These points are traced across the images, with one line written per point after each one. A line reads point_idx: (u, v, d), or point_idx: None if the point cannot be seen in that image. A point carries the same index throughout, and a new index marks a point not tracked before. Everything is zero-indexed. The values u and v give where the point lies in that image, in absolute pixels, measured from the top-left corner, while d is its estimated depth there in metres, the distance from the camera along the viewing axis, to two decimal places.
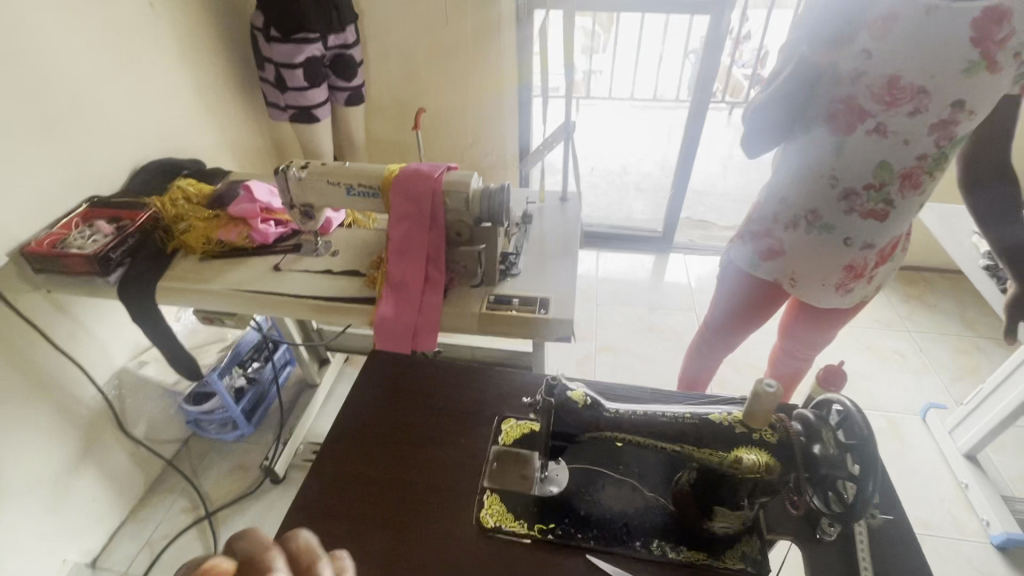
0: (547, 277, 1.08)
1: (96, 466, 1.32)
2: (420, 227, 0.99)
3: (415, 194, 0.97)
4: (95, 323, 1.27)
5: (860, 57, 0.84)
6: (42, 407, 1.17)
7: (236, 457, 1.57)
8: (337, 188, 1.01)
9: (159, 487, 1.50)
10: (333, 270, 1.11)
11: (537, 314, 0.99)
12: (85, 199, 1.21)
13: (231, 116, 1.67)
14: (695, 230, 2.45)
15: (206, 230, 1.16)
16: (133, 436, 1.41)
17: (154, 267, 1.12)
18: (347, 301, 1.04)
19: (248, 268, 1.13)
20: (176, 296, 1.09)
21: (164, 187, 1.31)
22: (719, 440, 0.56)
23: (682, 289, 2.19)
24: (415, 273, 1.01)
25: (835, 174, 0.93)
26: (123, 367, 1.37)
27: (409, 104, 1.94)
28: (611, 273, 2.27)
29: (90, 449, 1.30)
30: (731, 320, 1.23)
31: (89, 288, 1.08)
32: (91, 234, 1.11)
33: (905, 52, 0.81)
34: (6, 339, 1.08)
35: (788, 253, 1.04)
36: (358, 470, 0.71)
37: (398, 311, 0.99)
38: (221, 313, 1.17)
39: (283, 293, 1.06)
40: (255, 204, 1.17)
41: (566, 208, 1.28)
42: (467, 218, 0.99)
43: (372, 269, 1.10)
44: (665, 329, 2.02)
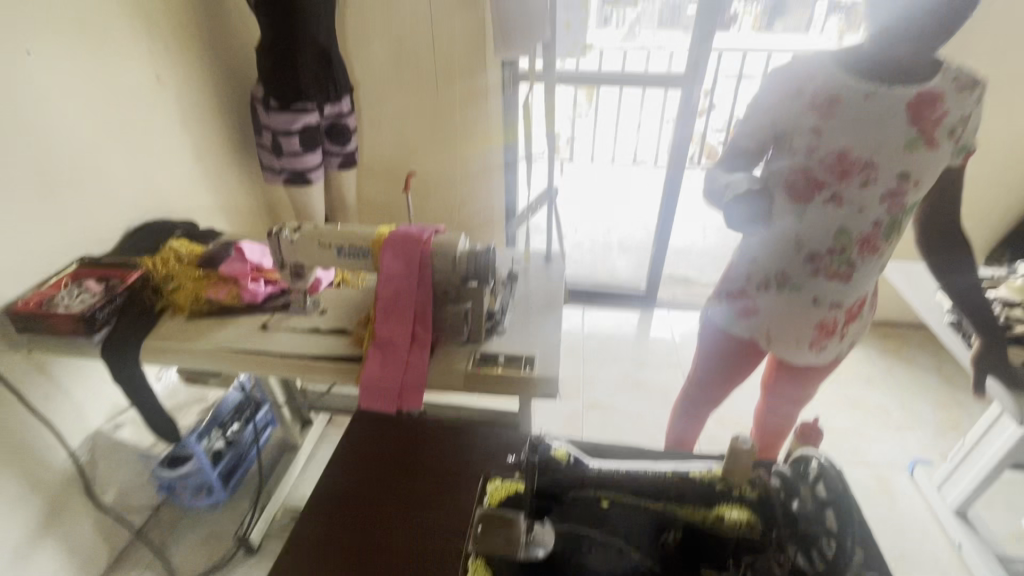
0: (532, 335, 1.10)
1: (59, 537, 1.25)
2: (407, 286, 1.02)
3: (403, 254, 1.01)
4: (73, 383, 1.25)
5: (811, 134, 0.92)
6: (9, 472, 1.13)
7: (209, 525, 1.49)
8: (328, 249, 1.04)
9: (124, 559, 1.42)
10: (321, 328, 1.12)
11: (522, 371, 1.00)
12: (75, 259, 1.23)
13: (226, 179, 1.72)
14: (677, 287, 2.52)
15: (196, 289, 1.17)
16: (101, 503, 1.34)
17: (141, 326, 1.12)
18: (335, 360, 1.05)
19: (236, 327, 1.13)
20: (161, 356, 1.09)
21: (155, 247, 1.33)
22: (701, 498, 0.58)
23: (667, 345, 2.22)
24: (402, 331, 1.02)
25: (798, 238, 1.00)
26: (98, 430, 1.33)
27: (399, 168, 2.03)
28: (596, 329, 2.30)
29: (54, 519, 1.23)
30: (714, 377, 1.25)
31: (72, 347, 1.08)
32: (79, 294, 1.11)
33: (851, 131, 0.89)
34: None
35: (761, 311, 1.09)
36: (338, 537, 0.70)
37: (384, 370, 1.00)
38: (205, 372, 1.16)
39: (270, 352, 1.06)
40: (245, 264, 1.20)
41: (550, 268, 1.33)
42: (453, 278, 1.03)
43: (359, 327, 1.11)
44: (651, 386, 2.03)
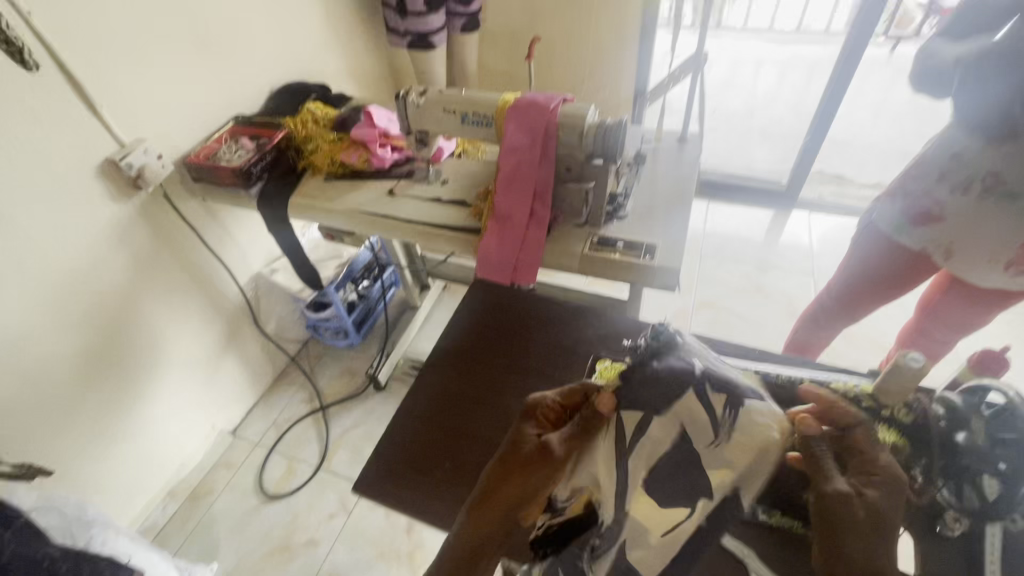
0: (656, 222, 1.03)
1: (236, 354, 1.54)
2: (529, 159, 0.97)
3: (528, 125, 0.95)
4: (237, 231, 1.44)
5: None
6: (198, 298, 1.38)
7: (346, 361, 1.75)
8: (453, 116, 1.01)
9: (284, 377, 1.73)
10: (442, 198, 1.15)
11: (641, 260, 0.95)
12: (231, 117, 1.34)
13: (354, 41, 1.71)
14: (826, 186, 2.18)
15: (331, 151, 1.24)
16: (264, 332, 1.62)
17: (287, 184, 1.23)
18: (454, 230, 1.08)
19: (366, 191, 1.19)
20: (304, 212, 1.20)
21: (295, 109, 1.40)
22: (840, 411, 0.52)
23: (802, 250, 1.99)
24: (521, 207, 1.01)
25: (1019, 128, 0.78)
26: (258, 273, 1.55)
27: (523, 32, 1.86)
28: (720, 226, 2.11)
29: (232, 339, 1.51)
30: (859, 289, 1.10)
31: (235, 198, 1.22)
32: (236, 150, 1.23)
33: None
34: (173, 237, 1.26)
35: (947, 220, 0.91)
36: (456, 389, 0.77)
37: (502, 245, 1.00)
38: (341, 230, 1.27)
39: (396, 217, 1.12)
40: (374, 130, 1.22)
41: (684, 151, 1.19)
42: (578, 154, 0.96)
43: (479, 200, 1.12)
44: (774, 292, 1.87)
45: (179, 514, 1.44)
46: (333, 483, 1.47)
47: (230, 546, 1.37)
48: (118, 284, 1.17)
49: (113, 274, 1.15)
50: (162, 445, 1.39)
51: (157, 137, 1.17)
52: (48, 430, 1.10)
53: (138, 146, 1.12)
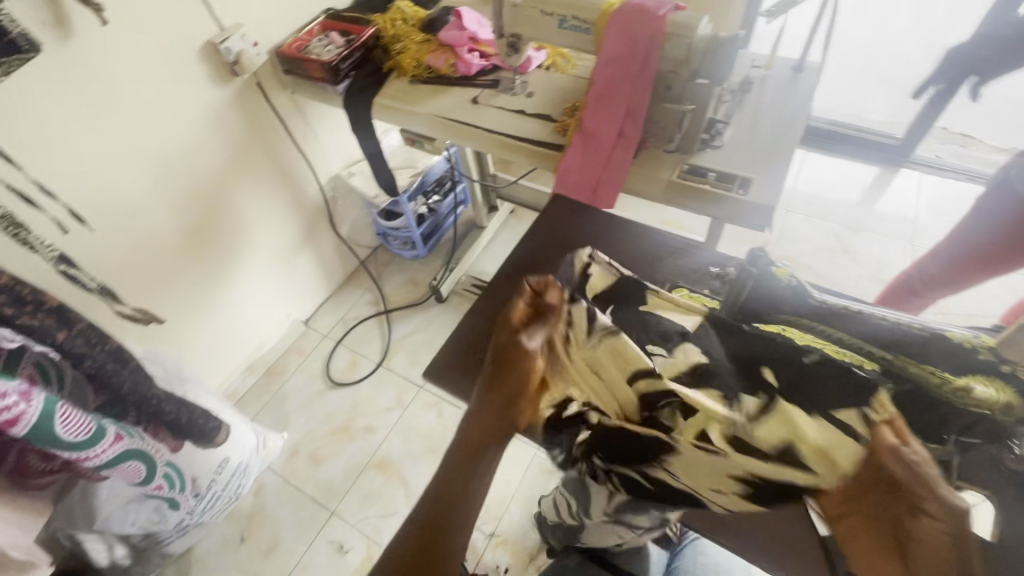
0: (754, 156, 0.95)
1: (311, 250, 1.63)
2: (629, 73, 0.91)
3: (632, 33, 0.87)
4: (321, 130, 1.47)
5: None
6: (283, 192, 1.44)
7: (411, 272, 1.81)
8: (550, 19, 0.95)
9: (352, 280, 1.82)
10: (527, 111, 1.11)
11: (732, 193, 0.90)
12: (323, 11, 1.32)
13: None
14: (949, 145, 1.94)
15: (417, 54, 1.21)
16: (339, 233, 1.69)
17: (373, 84, 1.22)
18: (536, 143, 1.04)
19: (450, 97, 1.17)
20: (387, 113, 1.20)
21: (385, 7, 1.36)
22: (949, 362, 0.48)
23: (904, 214, 1.80)
24: (610, 125, 0.95)
25: None
26: (337, 174, 1.60)
27: None
28: (814, 179, 1.94)
29: (309, 237, 1.60)
30: (972, 256, 0.99)
31: (323, 94, 1.24)
32: (327, 44, 1.22)
33: None
34: (262, 128, 1.31)
35: None
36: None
37: (584, 163, 0.97)
38: (423, 136, 1.27)
39: (478, 126, 1.10)
40: (463, 33, 1.18)
41: (797, 81, 1.07)
42: (683, 70, 0.88)
43: (564, 115, 1.07)
44: (862, 255, 1.73)
45: (256, 386, 1.60)
46: (391, 381, 1.58)
47: (299, 420, 1.52)
48: (214, 169, 1.24)
49: (211, 157, 1.22)
50: (245, 325, 1.52)
51: (255, 23, 1.18)
52: (152, 293, 1.22)
53: (236, 31, 1.14)
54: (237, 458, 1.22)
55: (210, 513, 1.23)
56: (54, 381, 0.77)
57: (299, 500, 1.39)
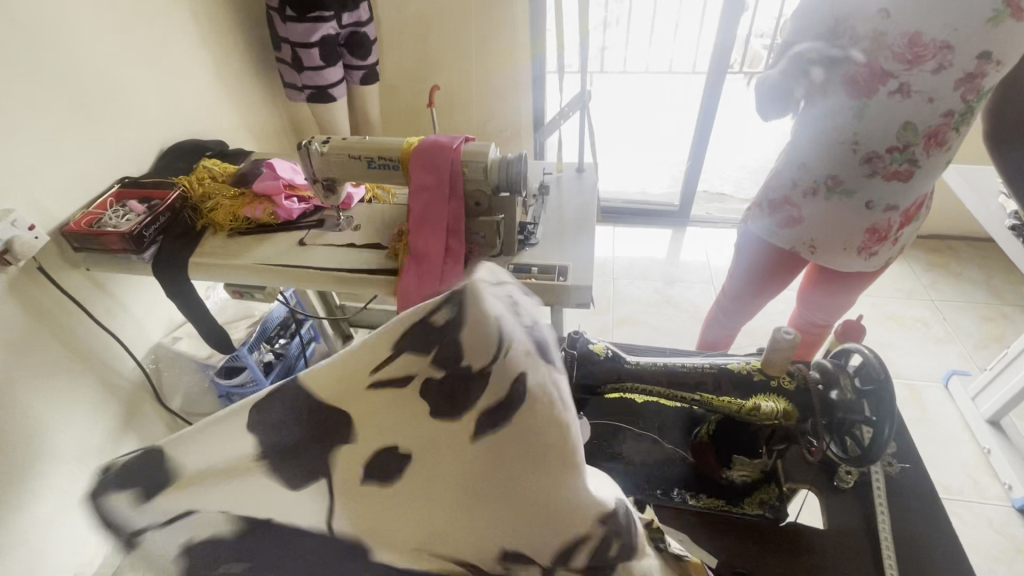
0: (566, 245, 1.09)
1: (136, 437, 1.39)
2: (439, 198, 1.01)
3: (433, 165, 0.99)
4: (130, 300, 1.33)
5: (879, 16, 0.85)
6: (87, 378, 1.24)
7: None
8: (358, 161, 1.03)
9: None
10: (356, 243, 1.14)
11: (556, 281, 1.01)
12: (116, 180, 1.25)
13: (250, 98, 1.68)
14: (712, 204, 2.44)
15: (232, 207, 1.20)
16: (169, 407, 1.48)
17: (185, 244, 1.16)
18: (373, 272, 1.07)
19: (274, 244, 1.16)
20: (207, 272, 1.14)
21: (190, 168, 1.34)
22: (736, 388, 0.59)
23: (700, 263, 2.18)
24: (435, 244, 1.03)
25: (871, 156, 0.95)
26: (157, 343, 1.43)
27: (423, 82, 1.94)
28: (627, 248, 2.27)
29: (130, 421, 1.36)
30: (748, 288, 1.23)
31: (125, 264, 1.13)
32: (124, 213, 1.15)
33: (922, 10, 0.82)
34: (50, 313, 1.14)
35: (806, 221, 1.06)
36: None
37: (420, 282, 1.01)
38: (251, 286, 1.21)
39: (309, 266, 1.09)
40: (278, 181, 1.20)
41: (582, 179, 1.29)
42: (486, 188, 1.01)
43: (392, 242, 1.13)
44: (681, 301, 2.03)
45: None
46: None
47: None
48: None
49: None
50: (50, 556, 1.20)
51: (28, 204, 1.07)
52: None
53: (5, 217, 1.01)
54: None
55: None
56: None
57: None
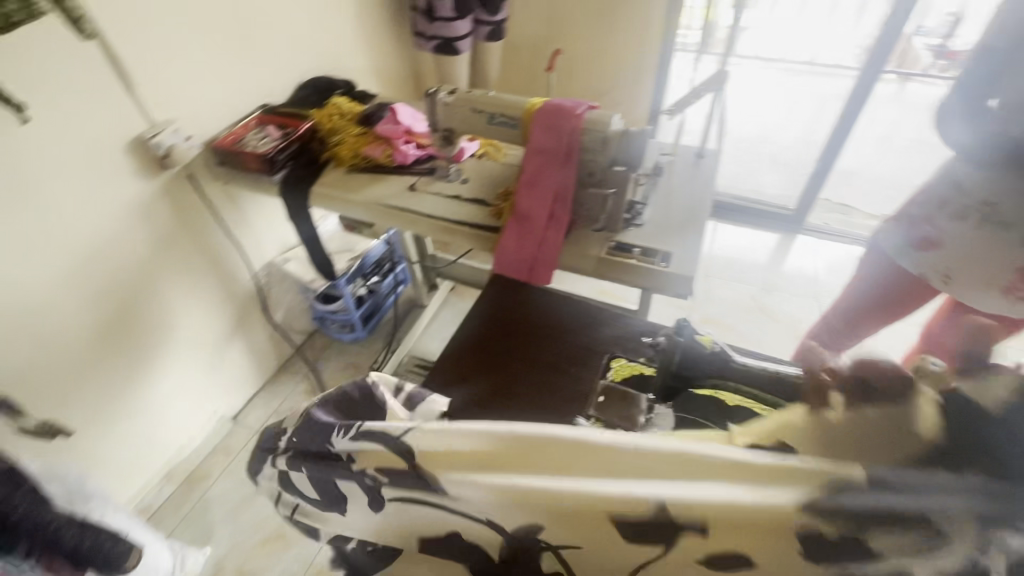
0: (673, 230, 1.05)
1: (243, 340, 1.55)
2: (554, 163, 1.00)
3: (554, 128, 0.98)
4: (255, 218, 1.46)
5: None
6: (212, 280, 1.39)
7: (350, 356, 1.76)
8: (480, 115, 1.04)
9: (287, 368, 1.73)
10: (463, 196, 1.17)
11: (656, 266, 0.98)
12: (259, 106, 1.36)
13: (381, 42, 1.74)
14: (833, 214, 2.23)
15: (355, 145, 1.26)
16: (272, 320, 1.63)
17: (310, 174, 1.25)
18: (476, 226, 1.10)
19: (387, 185, 1.22)
20: (325, 202, 1.22)
21: (321, 103, 1.42)
22: None
23: (807, 276, 2.01)
24: (541, 208, 1.02)
25: None
26: (271, 260, 1.57)
27: (545, 45, 1.91)
28: (726, 246, 2.14)
29: (240, 325, 1.52)
30: (863, 308, 1.12)
31: (257, 183, 1.24)
32: (263, 137, 1.25)
33: None
34: (192, 217, 1.28)
35: (943, 246, 0.95)
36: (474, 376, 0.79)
37: (519, 244, 1.03)
38: (361, 222, 1.29)
39: (417, 212, 1.14)
40: (399, 126, 1.25)
41: (700, 165, 1.21)
42: (602, 158, 0.98)
43: (498, 200, 1.14)
44: (776, 312, 1.90)
45: (174, 497, 1.43)
46: None
47: (224, 531, 1.36)
48: (138, 263, 1.18)
49: (135, 250, 1.17)
50: (166, 426, 1.39)
51: (187, 118, 1.19)
52: (62, 388, 1.11)
53: (168, 126, 1.14)
54: None
55: None
56: None
57: None
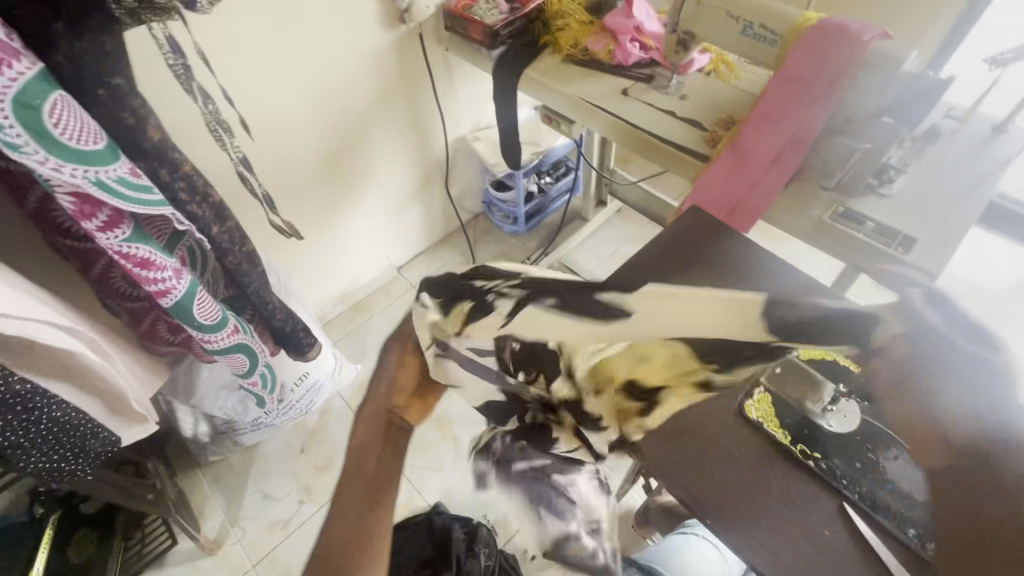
0: (929, 212, 0.84)
1: (422, 202, 1.68)
2: (806, 96, 0.86)
3: (827, 53, 0.83)
4: (460, 90, 1.51)
5: None
6: (413, 140, 1.50)
7: (505, 246, 1.83)
8: (734, 23, 0.91)
9: (449, 240, 1.86)
10: (676, 113, 1.06)
11: (891, 253, 0.81)
12: None
13: None
14: None
15: (578, 34, 1.19)
16: (449, 192, 1.74)
17: (526, 55, 1.22)
18: (682, 149, 1.01)
19: (600, 83, 1.14)
20: (533, 88, 1.19)
21: None
22: None
23: None
24: (768, 147, 0.89)
25: None
26: (463, 136, 1.63)
27: None
28: None
29: (423, 189, 1.65)
30: None
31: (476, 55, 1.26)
32: (492, 7, 1.24)
33: None
34: (412, 76, 1.36)
35: None
36: (650, 277, 0.74)
37: (728, 180, 0.92)
38: (562, 117, 1.26)
39: (624, 119, 1.07)
40: (630, 21, 1.13)
41: (997, 141, 0.93)
42: (868, 103, 0.85)
43: (716, 126, 1.02)
44: None
45: (343, 315, 1.69)
46: None
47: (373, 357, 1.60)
48: (363, 107, 1.31)
49: (363, 95, 1.29)
50: (350, 258, 1.61)
51: None
52: (290, 202, 1.32)
53: None
54: (315, 376, 1.30)
55: (282, 419, 1.34)
56: (199, 266, 0.84)
57: None
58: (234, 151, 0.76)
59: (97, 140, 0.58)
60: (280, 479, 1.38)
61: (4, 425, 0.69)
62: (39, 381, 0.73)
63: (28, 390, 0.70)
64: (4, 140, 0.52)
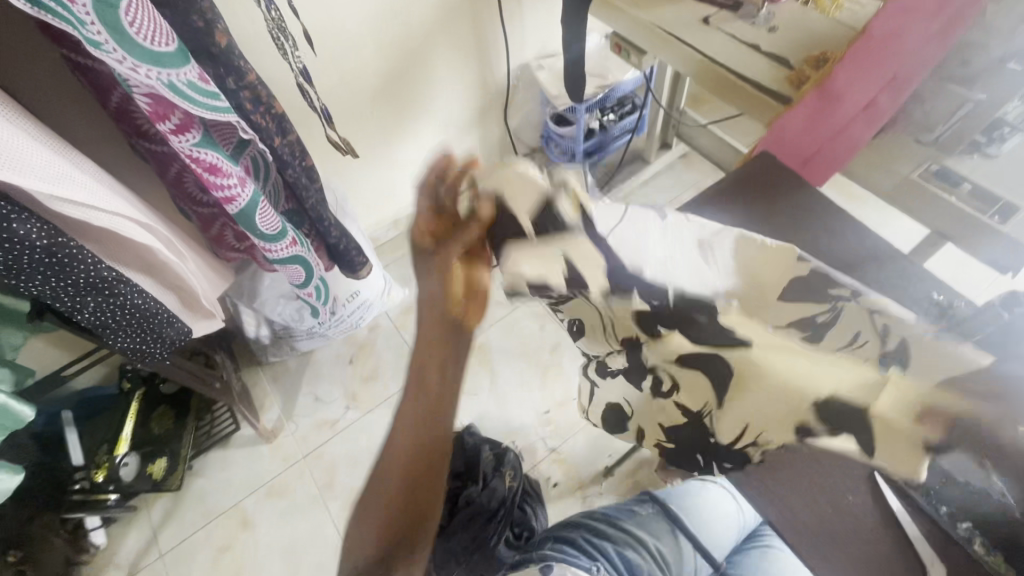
0: None
1: (479, 132, 1.65)
2: (919, 34, 0.74)
3: None
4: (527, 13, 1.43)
5: None
6: (474, 64, 1.45)
7: None
8: None
9: None
10: (761, 47, 0.96)
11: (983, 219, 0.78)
12: None
13: None
14: None
15: None
16: (508, 123, 1.69)
17: None
18: (762, 88, 0.92)
19: (680, 8, 1.04)
20: (606, 12, 1.10)
21: None
22: None
23: None
24: (861, 93, 0.80)
25: None
26: (526, 63, 1.56)
27: None
28: None
29: (481, 118, 1.61)
30: None
31: None
32: None
33: None
34: None
35: None
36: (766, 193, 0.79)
37: (809, 127, 0.85)
38: (635, 46, 1.17)
39: (701, 51, 0.98)
40: None
41: None
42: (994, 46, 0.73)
43: (803, 65, 0.92)
44: None
45: (394, 240, 1.73)
46: None
47: None
48: (426, 27, 1.27)
49: (427, 12, 1.25)
50: (405, 184, 1.62)
51: None
52: (353, 122, 1.34)
53: None
54: (366, 294, 1.37)
55: (334, 331, 1.43)
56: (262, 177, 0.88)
57: (403, 350, 1.54)
58: (295, 61, 0.76)
59: (169, 42, 0.60)
60: (331, 385, 1.50)
61: (95, 305, 0.78)
62: (123, 271, 0.81)
63: (114, 276, 0.77)
64: (86, 37, 0.56)
